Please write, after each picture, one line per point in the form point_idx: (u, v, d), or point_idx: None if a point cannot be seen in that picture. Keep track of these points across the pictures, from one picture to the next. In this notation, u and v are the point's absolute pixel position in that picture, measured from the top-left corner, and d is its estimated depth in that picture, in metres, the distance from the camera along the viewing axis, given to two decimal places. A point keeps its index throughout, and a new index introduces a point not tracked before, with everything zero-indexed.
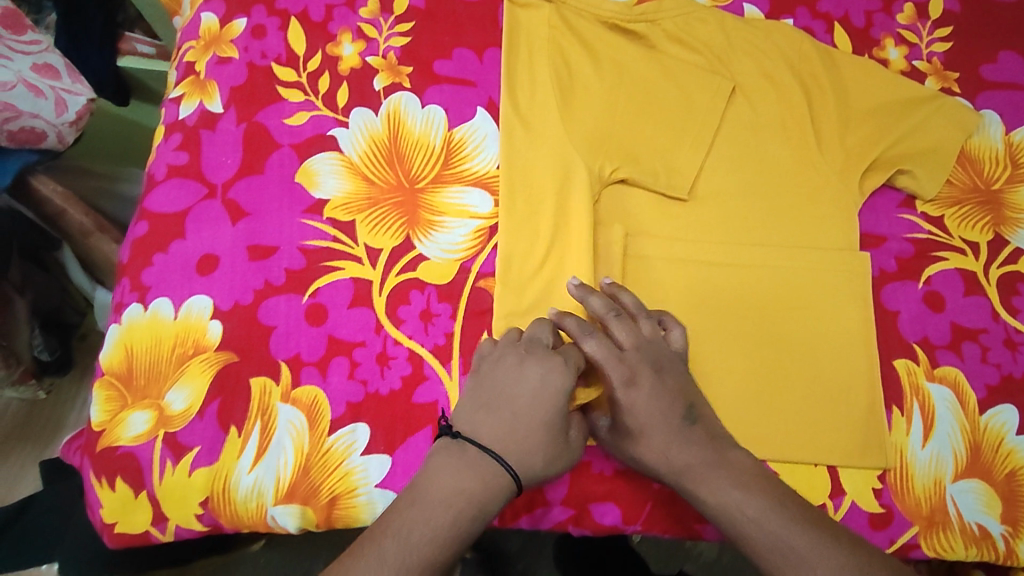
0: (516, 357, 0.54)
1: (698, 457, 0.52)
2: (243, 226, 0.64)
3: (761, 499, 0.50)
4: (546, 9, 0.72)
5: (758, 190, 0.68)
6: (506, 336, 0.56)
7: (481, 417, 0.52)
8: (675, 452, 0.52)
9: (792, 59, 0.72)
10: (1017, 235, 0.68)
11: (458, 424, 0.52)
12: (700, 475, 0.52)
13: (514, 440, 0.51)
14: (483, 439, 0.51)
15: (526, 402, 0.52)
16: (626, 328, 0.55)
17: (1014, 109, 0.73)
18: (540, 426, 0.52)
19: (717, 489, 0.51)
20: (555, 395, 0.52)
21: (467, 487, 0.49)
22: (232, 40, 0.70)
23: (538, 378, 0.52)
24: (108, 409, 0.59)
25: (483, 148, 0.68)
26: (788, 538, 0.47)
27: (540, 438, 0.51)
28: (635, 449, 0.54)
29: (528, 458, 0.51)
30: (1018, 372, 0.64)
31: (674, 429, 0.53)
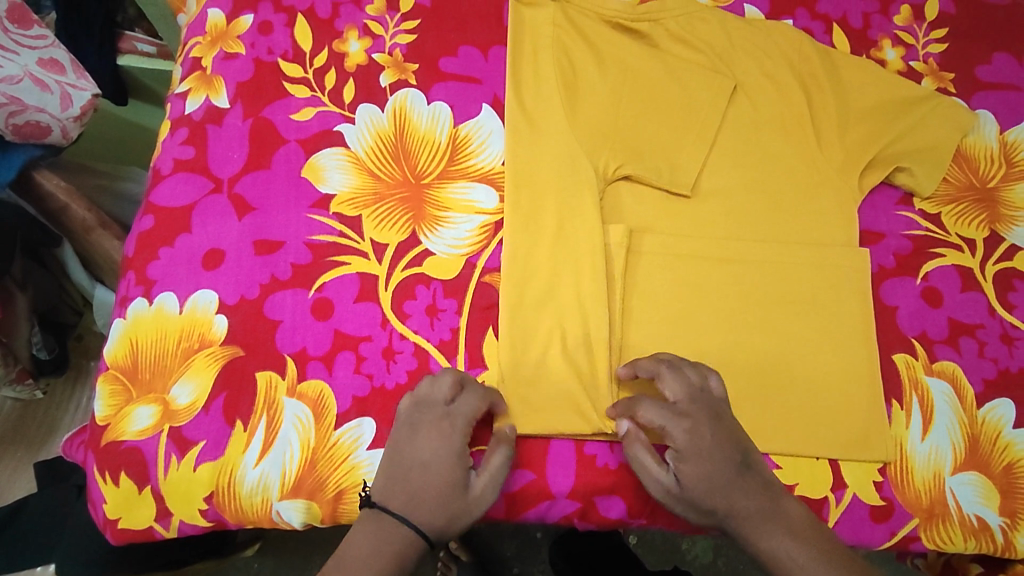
0: (412, 426, 0.54)
1: (751, 504, 0.52)
2: (249, 221, 0.64)
3: (809, 544, 0.51)
4: (550, 8, 0.72)
5: (760, 188, 0.68)
6: (411, 398, 0.56)
7: (389, 487, 0.52)
8: (733, 499, 0.52)
9: (792, 59, 0.73)
10: (1013, 232, 0.70)
11: (372, 492, 0.53)
12: (753, 523, 0.52)
13: (416, 506, 0.51)
14: (390, 507, 0.51)
15: (420, 474, 0.52)
16: (677, 381, 0.55)
17: (1008, 109, 0.75)
18: (441, 491, 0.52)
19: (773, 539, 0.51)
20: (451, 459, 0.53)
21: (393, 548, 0.50)
22: (238, 36, 0.71)
23: (432, 450, 0.53)
24: (113, 403, 0.59)
25: (489, 145, 0.68)
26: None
27: (444, 503, 0.52)
28: (698, 498, 0.53)
29: (428, 520, 0.51)
30: (1014, 366, 0.65)
31: (732, 477, 0.52)
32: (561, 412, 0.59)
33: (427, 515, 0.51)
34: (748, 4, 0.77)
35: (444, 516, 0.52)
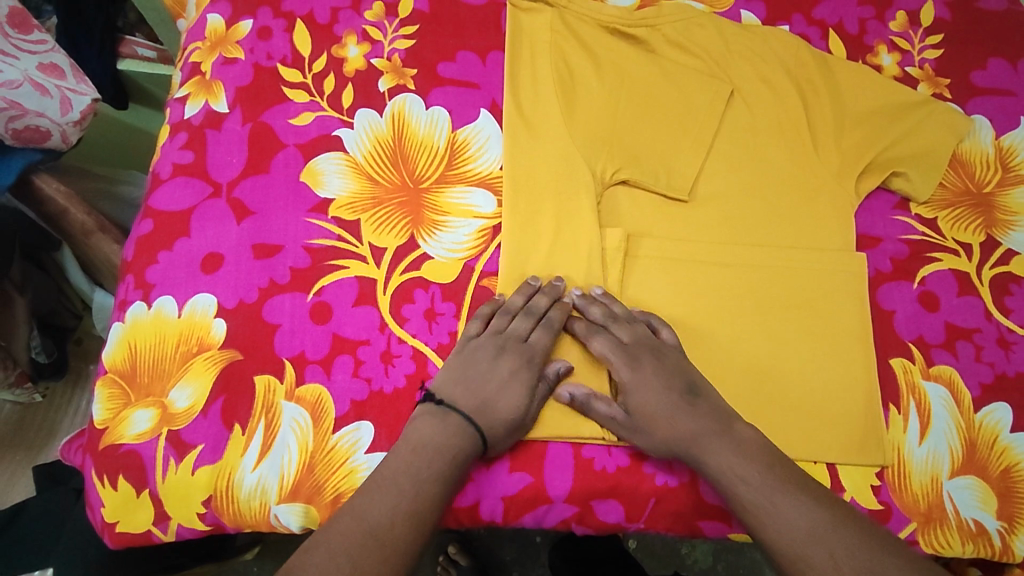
0: (496, 348, 0.58)
1: (693, 427, 0.55)
2: (248, 224, 0.64)
3: (760, 469, 0.52)
4: (548, 14, 0.73)
5: (757, 192, 0.69)
6: (491, 322, 0.60)
7: (461, 391, 0.56)
8: (669, 424, 0.55)
9: (789, 64, 0.74)
10: (1009, 236, 0.70)
11: (438, 392, 0.56)
12: (698, 445, 0.54)
13: (483, 415, 0.55)
14: (460, 408, 0.55)
15: (496, 388, 0.57)
16: (626, 326, 0.60)
17: (1004, 114, 0.75)
18: (511, 410, 0.56)
19: (720, 457, 0.53)
20: (524, 386, 0.57)
21: (440, 462, 0.52)
22: (238, 41, 0.71)
23: (511, 371, 0.57)
24: (111, 407, 0.59)
25: (487, 149, 0.69)
26: (770, 504, 0.50)
27: (446, 458, 0.53)
28: (644, 424, 0.56)
29: (492, 430, 0.55)
30: (1010, 371, 0.65)
31: (669, 403, 0.56)
32: (559, 416, 0.59)
33: (427, 477, 0.51)
34: (745, 10, 0.77)
35: (451, 471, 0.52)
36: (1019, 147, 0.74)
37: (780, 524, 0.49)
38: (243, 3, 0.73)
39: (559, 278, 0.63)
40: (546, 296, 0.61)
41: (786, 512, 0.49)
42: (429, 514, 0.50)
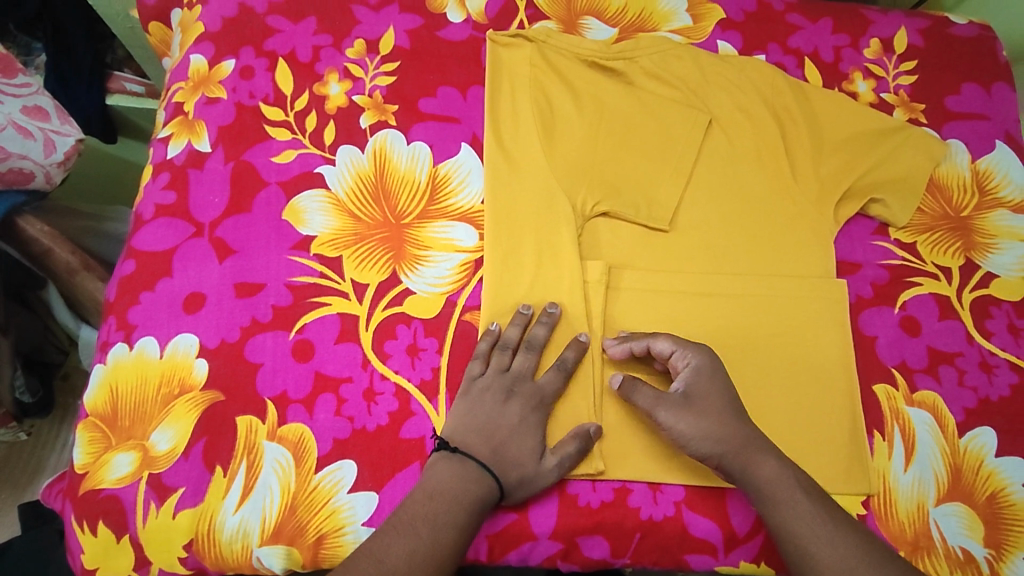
0: (504, 392, 0.59)
1: (736, 439, 0.56)
2: (230, 264, 0.64)
3: (800, 496, 0.54)
4: (527, 48, 0.74)
5: (737, 220, 0.69)
6: (493, 361, 0.60)
7: (473, 439, 0.57)
8: (714, 432, 0.56)
9: (766, 93, 0.75)
10: (988, 259, 0.71)
11: (452, 439, 0.57)
12: (745, 456, 0.56)
13: (497, 461, 0.56)
14: (474, 455, 0.56)
15: (505, 433, 0.58)
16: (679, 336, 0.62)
17: (979, 138, 0.76)
18: (525, 454, 0.57)
19: (806, 521, 0.53)
20: (533, 431, 0.58)
21: (458, 498, 0.53)
22: (220, 80, 0.72)
23: (520, 415, 0.58)
24: (91, 451, 0.59)
25: (468, 183, 0.69)
26: (809, 534, 0.53)
27: (462, 506, 0.53)
28: (704, 415, 0.57)
29: (508, 476, 0.56)
30: (994, 394, 0.65)
31: (716, 413, 0.57)
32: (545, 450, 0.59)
33: (444, 522, 0.52)
34: (721, 40, 0.79)
35: (466, 518, 0.53)
36: (994, 171, 0.75)
37: (823, 550, 0.52)
38: (226, 43, 0.74)
39: (552, 303, 0.63)
40: (542, 326, 0.62)
41: (826, 541, 0.52)
42: (444, 559, 0.51)
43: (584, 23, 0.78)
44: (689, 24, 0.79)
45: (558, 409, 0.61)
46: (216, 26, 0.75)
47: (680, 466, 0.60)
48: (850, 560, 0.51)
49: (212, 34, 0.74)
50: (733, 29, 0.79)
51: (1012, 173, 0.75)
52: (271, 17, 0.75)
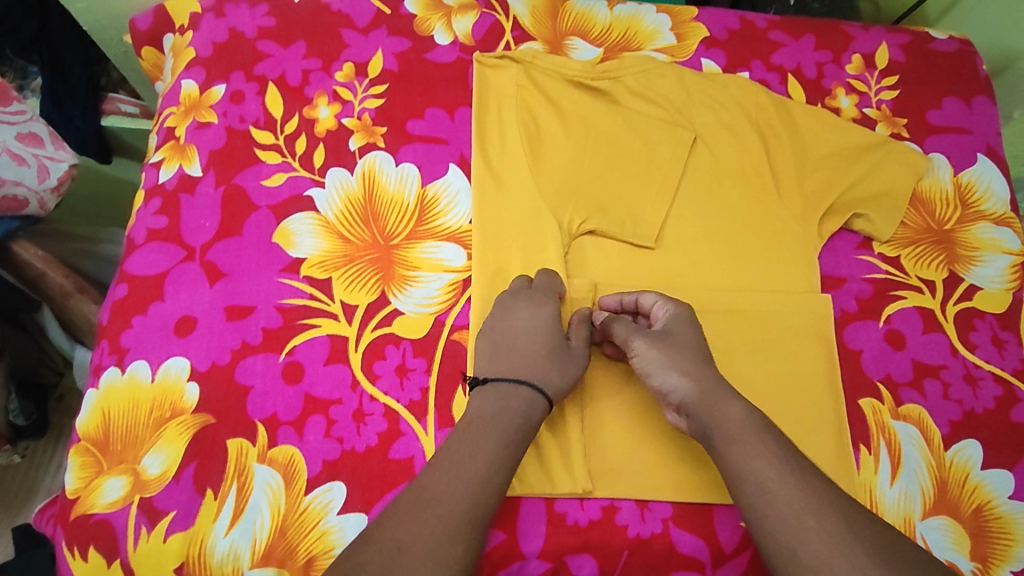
0: (504, 306, 0.62)
1: (704, 378, 0.56)
2: (221, 287, 0.65)
3: (767, 439, 0.52)
4: (513, 69, 0.75)
5: (721, 237, 0.70)
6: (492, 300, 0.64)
7: (498, 362, 0.59)
8: (683, 368, 0.57)
9: (750, 110, 0.76)
10: (972, 272, 0.71)
11: (482, 376, 0.58)
12: (710, 399, 0.55)
13: (529, 368, 0.58)
14: (503, 376, 0.57)
15: (524, 338, 0.60)
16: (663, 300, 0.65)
17: (961, 151, 0.77)
18: (547, 349, 0.59)
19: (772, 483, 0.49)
20: (546, 320, 0.60)
21: (497, 420, 0.54)
22: (211, 105, 0.73)
23: (529, 317, 0.60)
24: (83, 475, 0.59)
25: (456, 204, 0.70)
26: (772, 475, 0.50)
27: (502, 427, 0.53)
28: (674, 354, 0.58)
29: (549, 379, 0.58)
30: (979, 407, 0.66)
31: (689, 350, 0.58)
32: (535, 468, 0.60)
33: (485, 443, 0.52)
34: (705, 59, 0.80)
35: (508, 438, 0.53)
36: (976, 183, 0.76)
37: (785, 492, 0.49)
38: (217, 68, 0.75)
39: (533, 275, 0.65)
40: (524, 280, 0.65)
41: (791, 483, 0.49)
42: (491, 481, 0.51)
43: (569, 43, 0.80)
44: (673, 42, 0.80)
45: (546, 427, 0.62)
46: (207, 51, 0.76)
47: (668, 483, 0.61)
48: (815, 502, 0.48)
49: (203, 59, 0.76)
50: (716, 47, 0.81)
51: (994, 186, 0.76)
52: (261, 41, 0.76)
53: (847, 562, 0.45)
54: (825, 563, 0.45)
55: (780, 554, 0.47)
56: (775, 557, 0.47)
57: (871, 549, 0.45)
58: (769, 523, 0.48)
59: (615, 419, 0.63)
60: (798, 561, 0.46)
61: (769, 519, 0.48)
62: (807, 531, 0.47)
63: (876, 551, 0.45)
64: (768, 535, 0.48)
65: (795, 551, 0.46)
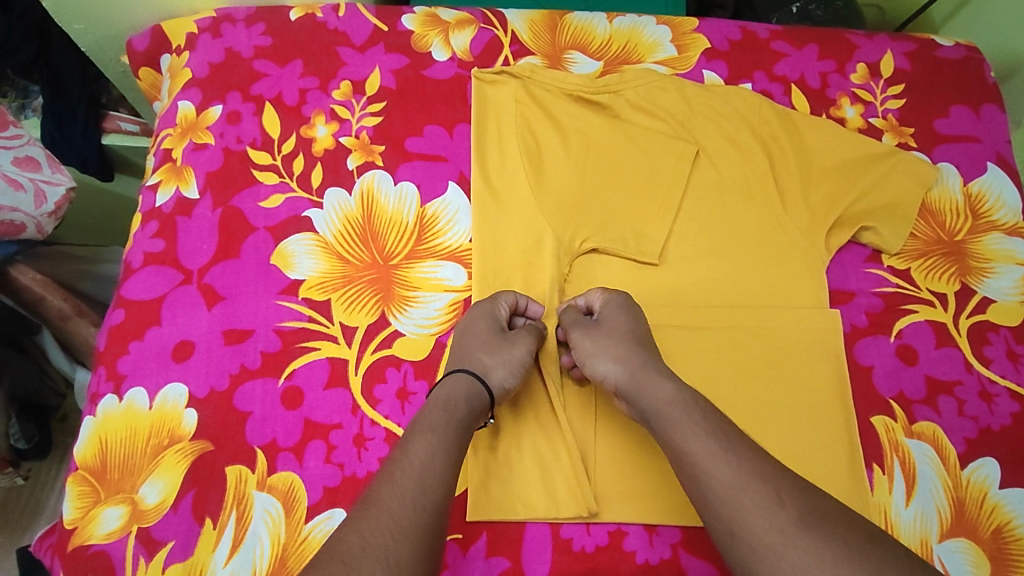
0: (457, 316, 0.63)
1: (635, 362, 0.56)
2: (219, 311, 0.64)
3: (699, 416, 0.51)
4: (512, 84, 0.74)
5: (725, 251, 0.69)
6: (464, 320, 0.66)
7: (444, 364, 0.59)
8: (614, 354, 0.57)
9: (753, 122, 0.74)
10: (984, 284, 0.70)
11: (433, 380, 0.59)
12: (638, 380, 0.55)
13: (467, 361, 0.57)
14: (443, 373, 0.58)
15: (460, 343, 0.60)
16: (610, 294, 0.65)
17: (970, 160, 0.76)
18: (484, 341, 0.58)
19: (710, 460, 0.48)
20: (485, 317, 0.60)
21: (437, 409, 0.53)
22: (208, 126, 0.72)
23: (464, 322, 0.61)
24: (80, 506, 0.58)
25: (456, 223, 0.69)
26: (703, 452, 0.49)
27: (430, 415, 0.52)
28: (601, 338, 0.58)
29: (480, 362, 0.57)
30: (995, 424, 0.64)
31: (621, 336, 0.58)
32: (540, 492, 0.59)
33: (414, 437, 0.50)
34: (707, 71, 0.79)
35: (437, 424, 0.51)
36: (987, 193, 0.74)
37: (716, 467, 0.48)
38: (214, 89, 0.74)
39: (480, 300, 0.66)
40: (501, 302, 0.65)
41: (721, 457, 0.48)
42: (429, 468, 0.48)
43: (569, 57, 0.79)
44: (674, 54, 0.80)
45: (550, 450, 0.60)
46: (203, 72, 0.76)
47: (676, 507, 0.59)
48: (743, 474, 0.47)
49: (199, 80, 0.75)
50: (718, 59, 0.80)
51: (1005, 195, 0.75)
52: (257, 61, 0.76)
53: (776, 530, 0.44)
54: (758, 535, 0.44)
55: (723, 536, 0.46)
56: (716, 534, 0.47)
57: (799, 516, 0.44)
58: (705, 500, 0.48)
59: (622, 442, 0.61)
60: (734, 537, 0.45)
61: (705, 496, 0.48)
62: (739, 504, 0.46)
63: (805, 517, 0.44)
64: (708, 512, 0.48)
65: (731, 526, 0.46)
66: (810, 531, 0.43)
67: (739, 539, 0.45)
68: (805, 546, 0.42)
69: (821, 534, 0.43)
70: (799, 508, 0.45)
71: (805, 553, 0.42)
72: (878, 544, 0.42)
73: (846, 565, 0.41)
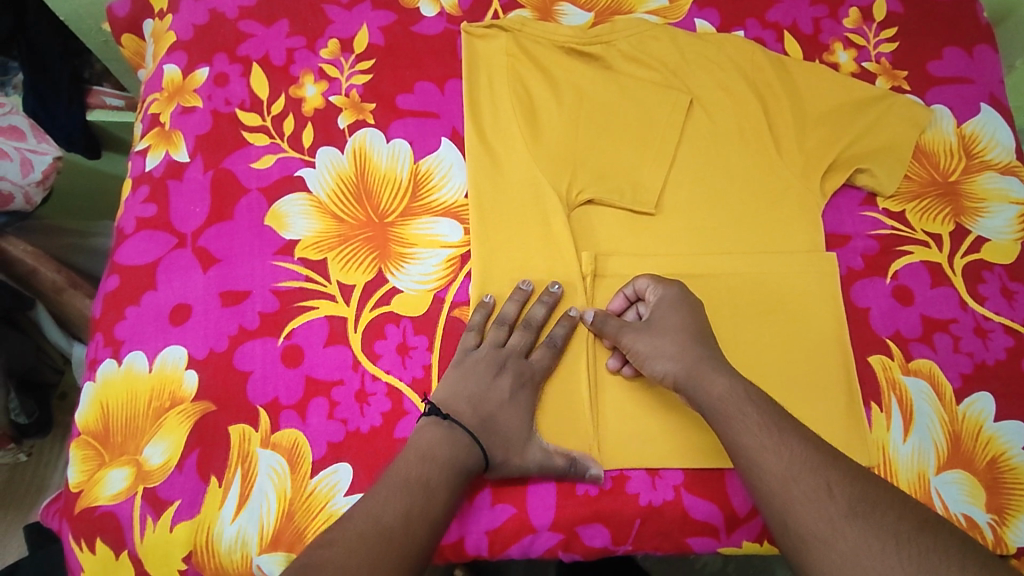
0: (496, 367, 0.59)
1: (690, 356, 0.57)
2: (214, 273, 0.64)
3: (749, 410, 0.53)
4: (502, 38, 0.73)
5: (721, 199, 0.69)
6: (488, 335, 0.62)
7: (462, 411, 0.57)
8: (668, 351, 0.58)
9: (746, 69, 0.74)
10: (979, 223, 0.70)
11: (443, 405, 0.58)
12: (696, 377, 0.56)
13: (490, 436, 0.57)
14: (461, 422, 0.57)
15: (494, 406, 0.58)
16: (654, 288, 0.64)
17: (963, 102, 0.75)
18: (510, 432, 0.57)
19: (765, 460, 0.50)
20: (521, 409, 0.59)
21: (459, 456, 0.54)
22: (195, 89, 0.71)
23: (510, 391, 0.59)
24: (85, 469, 0.58)
25: (450, 178, 0.69)
26: (754, 446, 0.51)
27: (453, 469, 0.54)
28: (656, 340, 0.59)
29: (499, 450, 0.56)
30: (990, 359, 0.65)
31: (676, 332, 0.59)
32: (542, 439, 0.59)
33: (430, 468, 0.53)
34: (699, 19, 0.78)
35: (457, 482, 0.53)
36: (980, 134, 0.74)
37: (769, 458, 0.50)
38: (199, 51, 0.73)
39: (554, 282, 0.64)
40: (542, 306, 0.63)
41: (771, 449, 0.51)
42: (439, 518, 0.51)
43: (558, 9, 0.77)
44: (665, 3, 0.78)
45: (554, 399, 0.61)
46: (187, 34, 0.74)
47: (678, 450, 0.60)
48: (793, 466, 0.49)
49: (184, 42, 0.74)
50: (710, 7, 0.78)
51: (998, 136, 0.74)
52: (243, 21, 0.74)
53: (825, 521, 0.47)
54: (810, 528, 0.47)
55: (775, 523, 0.49)
56: (769, 519, 0.50)
57: (848, 507, 0.47)
58: (758, 490, 0.51)
59: (621, 387, 0.62)
60: (787, 527, 0.48)
61: (758, 487, 0.51)
62: (789, 492, 0.49)
63: (853, 506, 0.47)
64: (761, 501, 0.51)
65: (783, 516, 0.48)
66: (859, 521, 0.46)
67: (791, 531, 0.48)
68: (852, 535, 0.45)
69: (866, 523, 0.46)
70: (847, 498, 0.47)
71: (851, 538, 0.45)
72: (927, 531, 0.45)
73: (890, 549, 0.44)
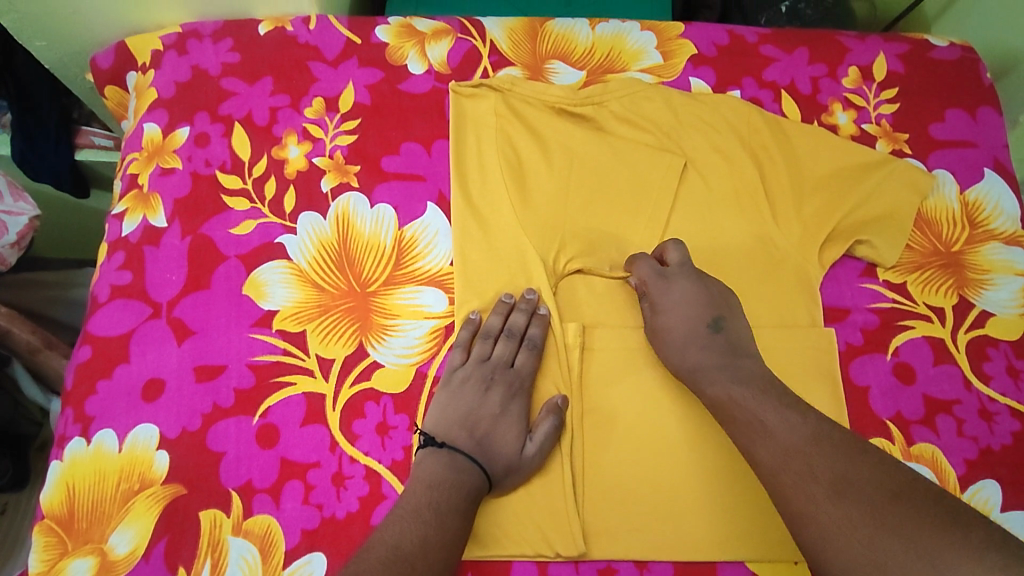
0: (484, 381, 0.60)
1: (686, 362, 0.59)
2: (189, 345, 0.62)
3: (737, 413, 0.55)
4: (491, 98, 0.71)
5: (716, 270, 0.67)
6: (474, 351, 0.62)
7: (457, 433, 0.58)
8: (670, 356, 0.60)
9: (742, 132, 0.72)
10: (983, 296, 0.67)
11: (437, 434, 0.58)
12: (695, 383, 0.59)
13: (489, 455, 0.57)
14: (459, 447, 0.57)
15: (489, 423, 0.59)
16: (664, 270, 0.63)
17: (966, 167, 0.73)
18: (506, 443, 0.58)
19: (760, 448, 0.52)
20: (515, 420, 0.60)
21: (464, 481, 0.55)
22: (175, 149, 0.70)
23: (501, 404, 0.60)
24: (46, 558, 0.56)
25: (435, 245, 0.66)
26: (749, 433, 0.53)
27: (461, 494, 0.54)
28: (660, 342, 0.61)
29: (498, 461, 0.57)
30: (995, 444, 0.62)
31: (672, 335, 0.60)
32: (526, 527, 0.57)
33: (439, 495, 0.54)
34: (693, 77, 0.76)
35: (466, 506, 0.54)
36: (984, 201, 0.72)
37: (768, 458, 0.51)
38: (181, 110, 0.71)
39: (530, 290, 0.63)
40: (522, 313, 0.63)
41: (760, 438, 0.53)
42: (455, 544, 0.52)
43: (550, 67, 0.76)
44: (659, 62, 0.77)
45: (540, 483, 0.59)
46: (169, 92, 0.72)
47: (668, 542, 0.57)
48: (781, 453, 0.51)
49: (165, 100, 0.72)
50: (705, 65, 0.77)
51: (1003, 203, 0.72)
52: (226, 78, 0.73)
53: (811, 501, 0.48)
54: (801, 511, 0.48)
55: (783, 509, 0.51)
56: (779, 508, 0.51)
57: (831, 488, 0.47)
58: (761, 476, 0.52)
59: (610, 471, 0.59)
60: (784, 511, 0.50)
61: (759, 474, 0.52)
62: (779, 477, 0.50)
63: (839, 487, 0.47)
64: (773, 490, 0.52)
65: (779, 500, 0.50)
66: (842, 500, 0.47)
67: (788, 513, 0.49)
68: (836, 513, 0.46)
69: (846, 501, 0.46)
70: (829, 478, 0.48)
71: (840, 520, 0.46)
72: (902, 500, 0.45)
73: (875, 530, 0.44)
